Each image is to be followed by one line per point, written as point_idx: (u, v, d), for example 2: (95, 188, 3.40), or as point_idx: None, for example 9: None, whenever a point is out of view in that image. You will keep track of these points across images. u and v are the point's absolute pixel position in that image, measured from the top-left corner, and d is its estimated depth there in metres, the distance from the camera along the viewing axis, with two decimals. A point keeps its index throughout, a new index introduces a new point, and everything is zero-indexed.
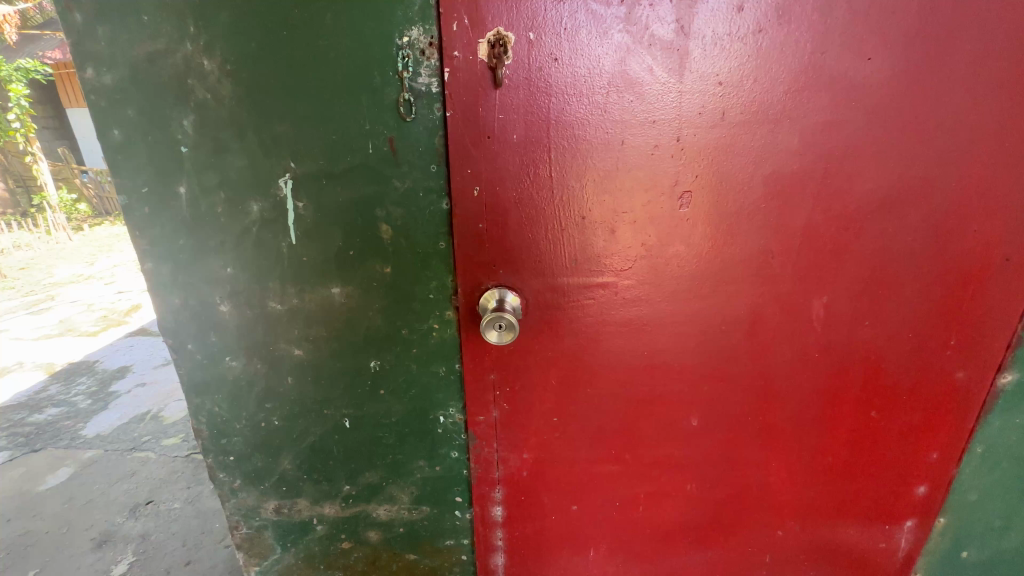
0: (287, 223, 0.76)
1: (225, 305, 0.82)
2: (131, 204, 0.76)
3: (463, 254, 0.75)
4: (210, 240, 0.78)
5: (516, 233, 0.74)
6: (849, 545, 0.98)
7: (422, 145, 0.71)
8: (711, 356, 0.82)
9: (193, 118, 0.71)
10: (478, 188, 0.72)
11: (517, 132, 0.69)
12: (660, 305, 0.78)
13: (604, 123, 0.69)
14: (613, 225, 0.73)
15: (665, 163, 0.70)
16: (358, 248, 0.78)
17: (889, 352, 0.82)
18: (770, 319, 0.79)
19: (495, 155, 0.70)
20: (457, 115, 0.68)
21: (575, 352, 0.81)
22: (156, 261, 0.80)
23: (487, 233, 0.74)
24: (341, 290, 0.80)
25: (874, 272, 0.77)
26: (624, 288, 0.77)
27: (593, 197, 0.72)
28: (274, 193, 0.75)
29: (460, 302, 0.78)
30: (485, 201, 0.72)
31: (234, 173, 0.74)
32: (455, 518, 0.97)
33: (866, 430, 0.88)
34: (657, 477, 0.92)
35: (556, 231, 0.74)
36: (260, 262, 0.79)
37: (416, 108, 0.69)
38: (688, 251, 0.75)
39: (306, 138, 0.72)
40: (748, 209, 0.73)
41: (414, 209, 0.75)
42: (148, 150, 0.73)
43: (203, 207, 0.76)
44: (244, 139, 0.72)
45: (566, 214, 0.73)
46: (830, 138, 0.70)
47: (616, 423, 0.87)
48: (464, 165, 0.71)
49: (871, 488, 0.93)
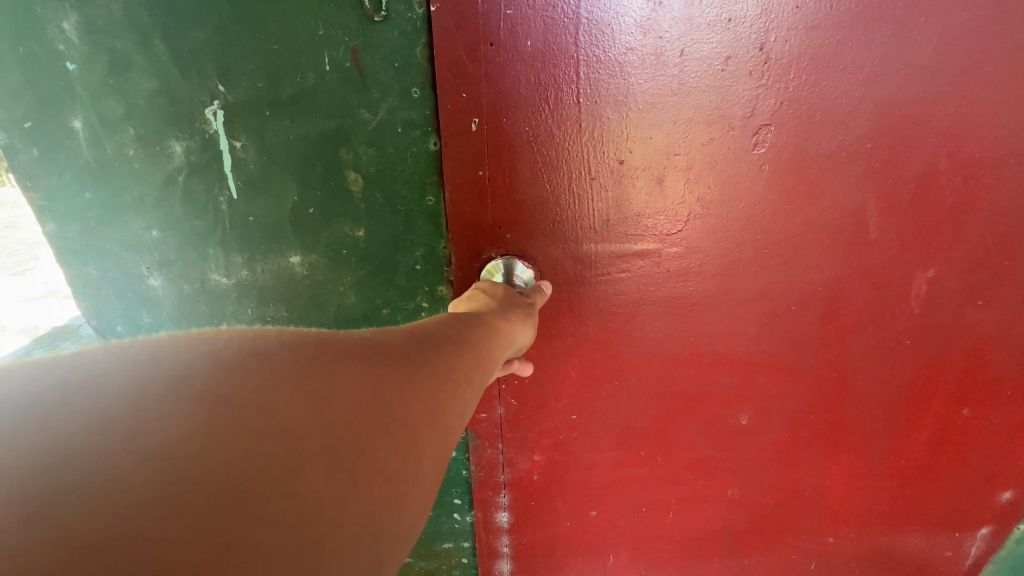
0: (223, 170, 0.57)
1: (156, 278, 0.64)
2: (13, 144, 0.57)
3: (459, 214, 0.57)
4: (125, 194, 0.59)
5: (529, 184, 0.55)
6: (910, 556, 0.83)
7: (398, 59, 0.51)
8: (773, 343, 0.65)
9: (77, 19, 0.51)
10: (477, 121, 0.52)
11: (531, 36, 0.49)
12: (714, 280, 0.60)
13: (657, 22, 0.48)
14: (661, 172, 0.54)
15: (738, 81, 0.50)
16: (320, 204, 0.59)
17: (1003, 339, 0.65)
18: (856, 297, 0.61)
19: (501, 71, 0.50)
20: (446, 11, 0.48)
21: (602, 338, 0.64)
22: (60, 221, 0.61)
23: (489, 183, 0.55)
24: (301, 259, 0.62)
25: (1002, 236, 0.58)
26: (670, 257, 0.59)
27: (636, 133, 0.52)
28: (201, 128, 0.55)
29: (454, 277, 0.60)
30: (487, 139, 0.53)
31: (144, 100, 0.54)
32: (454, 521, 0.84)
33: (955, 430, 0.72)
34: (693, 482, 0.76)
35: (583, 181, 0.55)
36: (194, 223, 0.61)
37: (388, 3, 0.49)
38: (757, 211, 0.56)
39: (235, 49, 0.51)
40: (849, 147, 0.53)
41: (391, 151, 0.55)
42: (23, 67, 0.53)
43: (110, 149, 0.57)
44: (151, 49, 0.52)
45: (596, 159, 0.54)
46: (979, 46, 0.50)
47: (647, 421, 0.71)
48: (457, 85, 0.51)
49: (946, 493, 0.78)
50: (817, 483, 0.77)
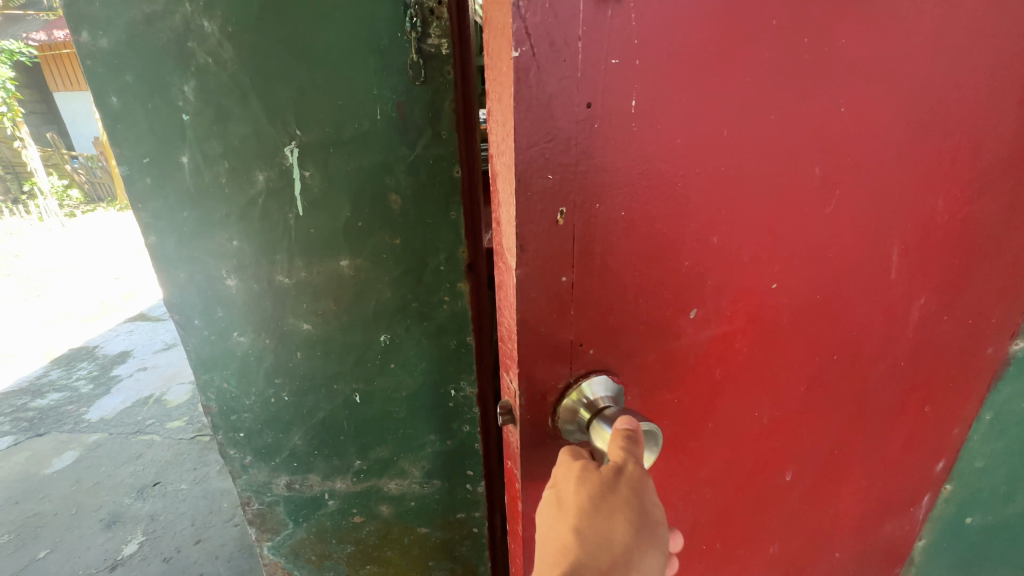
0: (293, 193, 0.75)
1: (232, 279, 0.81)
2: (132, 174, 0.74)
3: (534, 336, 0.46)
4: (214, 213, 0.76)
5: (616, 279, 0.47)
6: (887, 539, 0.99)
7: (428, 108, 0.69)
8: (812, 393, 0.71)
9: (194, 83, 0.69)
10: (563, 212, 0.42)
11: (632, 97, 0.41)
12: (773, 340, 0.63)
13: (747, 93, 0.46)
14: (746, 248, 0.54)
15: (812, 142, 0.52)
16: (367, 218, 0.76)
17: (945, 339, 0.78)
18: (872, 333, 0.71)
19: (603, 161, 0.42)
20: (530, 80, 0.37)
21: (679, 440, 0.62)
22: (159, 234, 0.78)
23: (573, 287, 0.46)
24: (350, 262, 0.79)
25: (959, 265, 0.71)
26: (735, 335, 0.59)
27: (728, 209, 0.50)
28: (280, 161, 0.73)
29: (521, 413, 0.49)
30: (576, 229, 0.44)
31: (238, 141, 0.72)
32: (467, 491, 1.00)
33: (920, 424, 0.86)
34: (742, 556, 0.81)
35: (670, 268, 0.50)
36: (267, 235, 0.77)
37: (427, 71, 0.67)
38: (811, 267, 0.60)
39: (311, 104, 0.69)
40: (873, 206, 0.60)
41: (424, 178, 0.73)
42: (148, 118, 0.71)
43: (207, 177, 0.74)
44: (248, 105, 0.70)
45: (689, 242, 0.50)
46: (958, 113, 0.59)
47: (712, 513, 0.72)
48: (544, 166, 0.40)
49: (907, 483, 0.93)
50: (835, 511, 0.87)
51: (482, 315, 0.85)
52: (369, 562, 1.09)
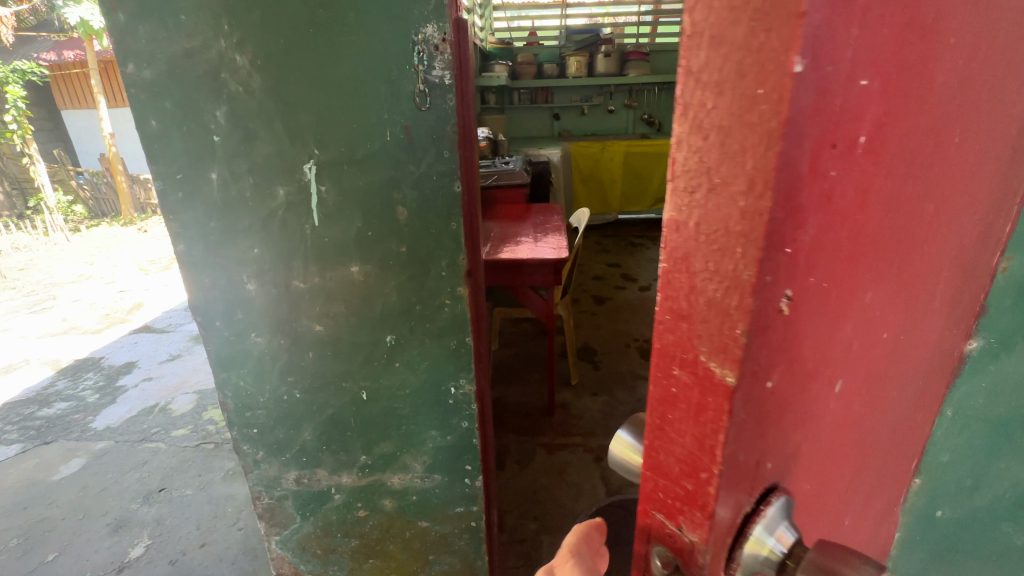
0: (310, 206, 0.83)
1: (252, 283, 0.89)
2: (165, 189, 0.83)
3: (723, 476, 0.28)
4: (238, 223, 0.84)
5: (804, 377, 0.30)
6: None
7: (433, 131, 0.78)
8: (905, 464, 0.57)
9: (225, 109, 0.77)
10: (791, 296, 0.25)
11: (867, 123, 0.24)
12: (893, 416, 0.47)
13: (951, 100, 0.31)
14: (908, 308, 0.38)
15: (980, 166, 0.38)
16: (376, 228, 0.84)
17: None
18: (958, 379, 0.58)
19: (836, 213, 0.25)
20: (805, 97, 0.20)
21: None
22: (188, 243, 0.86)
23: (773, 399, 0.28)
24: (360, 268, 0.87)
25: None
26: (869, 415, 0.42)
27: (907, 264, 0.35)
28: (299, 177, 0.81)
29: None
30: (793, 318, 0.26)
31: (263, 159, 0.80)
32: (465, 486, 1.06)
33: None
34: None
35: (850, 351, 0.33)
36: (285, 243, 0.86)
37: (431, 99, 0.76)
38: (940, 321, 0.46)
39: (328, 127, 0.78)
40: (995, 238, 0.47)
41: (428, 192, 0.82)
42: (182, 139, 0.79)
43: (233, 192, 0.82)
44: (272, 128, 0.78)
45: (872, 314, 0.33)
46: None
47: None
48: (786, 233, 0.23)
49: None
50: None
51: (479, 318, 0.93)
52: (372, 556, 1.14)
